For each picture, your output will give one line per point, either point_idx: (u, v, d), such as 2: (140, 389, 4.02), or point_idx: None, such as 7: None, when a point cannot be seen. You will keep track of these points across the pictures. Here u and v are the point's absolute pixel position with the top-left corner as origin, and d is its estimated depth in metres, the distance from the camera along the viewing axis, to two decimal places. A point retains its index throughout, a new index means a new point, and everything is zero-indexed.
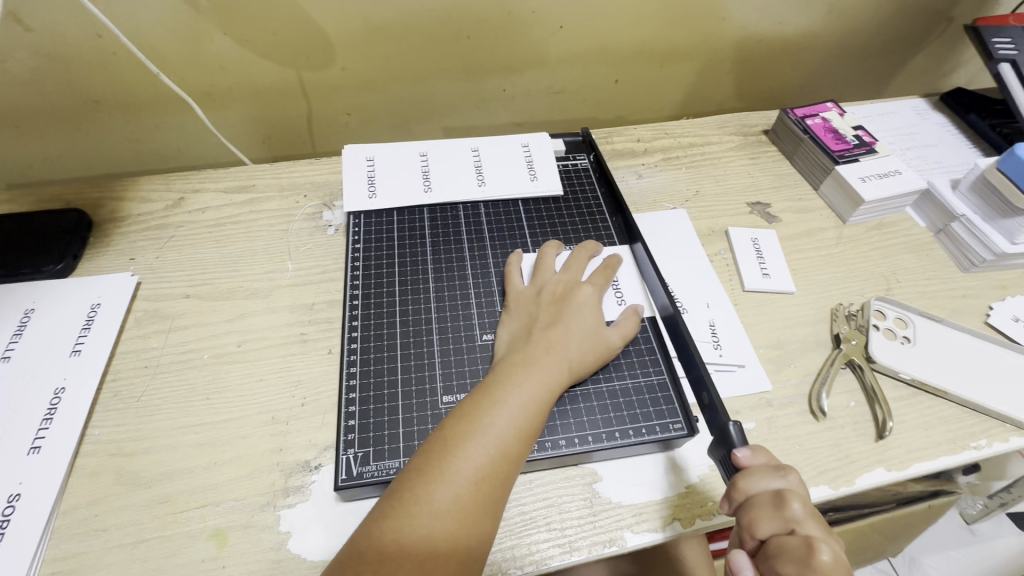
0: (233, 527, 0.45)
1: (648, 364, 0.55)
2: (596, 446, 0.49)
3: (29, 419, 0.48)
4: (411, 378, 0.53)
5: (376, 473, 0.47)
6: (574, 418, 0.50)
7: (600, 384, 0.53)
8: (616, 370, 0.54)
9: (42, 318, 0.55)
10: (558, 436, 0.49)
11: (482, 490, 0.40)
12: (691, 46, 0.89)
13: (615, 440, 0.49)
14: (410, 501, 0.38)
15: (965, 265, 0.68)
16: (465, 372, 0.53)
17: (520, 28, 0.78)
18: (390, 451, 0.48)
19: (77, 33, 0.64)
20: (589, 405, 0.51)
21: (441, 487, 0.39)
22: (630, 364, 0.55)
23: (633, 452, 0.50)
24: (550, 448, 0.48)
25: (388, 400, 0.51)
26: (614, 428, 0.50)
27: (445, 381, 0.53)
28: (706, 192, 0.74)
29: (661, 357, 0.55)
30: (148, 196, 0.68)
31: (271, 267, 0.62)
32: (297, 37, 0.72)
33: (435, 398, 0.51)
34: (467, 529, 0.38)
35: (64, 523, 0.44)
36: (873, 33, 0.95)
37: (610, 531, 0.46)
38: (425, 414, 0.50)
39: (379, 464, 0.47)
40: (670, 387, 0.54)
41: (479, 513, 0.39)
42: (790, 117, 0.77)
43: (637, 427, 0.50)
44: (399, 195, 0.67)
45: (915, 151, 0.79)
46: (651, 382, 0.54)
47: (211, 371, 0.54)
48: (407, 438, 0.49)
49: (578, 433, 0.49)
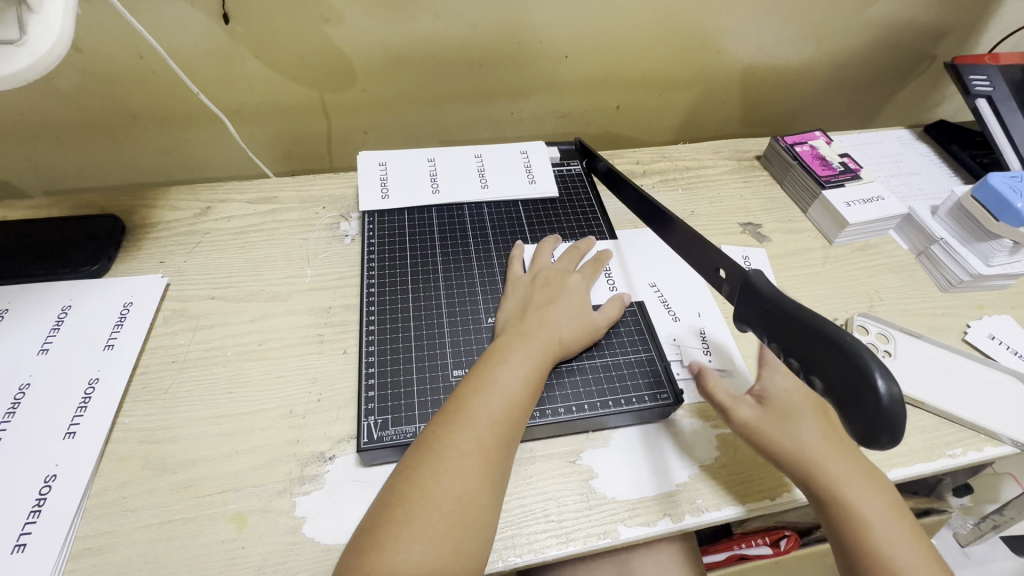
0: (252, 511, 0.48)
1: (637, 342, 0.60)
2: (595, 413, 0.53)
3: (65, 407, 0.52)
4: (424, 354, 0.57)
5: (395, 437, 0.51)
6: (571, 388, 0.55)
7: (594, 360, 0.58)
8: (608, 347, 0.59)
9: (78, 314, 0.59)
10: (558, 404, 0.54)
11: (500, 431, 0.45)
12: (688, 76, 0.94)
13: (609, 408, 0.54)
14: (439, 445, 0.43)
15: (944, 285, 0.72)
16: (473, 350, 0.57)
17: (528, 56, 0.84)
18: (407, 418, 0.52)
19: (121, 53, 0.70)
20: (584, 377, 0.56)
21: (463, 433, 0.44)
22: (621, 343, 0.59)
23: (625, 419, 0.55)
24: (550, 415, 0.53)
25: (404, 374, 0.55)
26: (608, 397, 0.55)
27: (455, 357, 0.57)
28: (701, 212, 0.79)
29: (649, 337, 0.60)
30: (177, 205, 0.73)
31: (291, 273, 0.66)
32: (322, 61, 0.77)
33: (446, 372, 0.55)
34: (492, 465, 0.43)
35: (95, 503, 0.48)
36: (861, 67, 1.01)
37: (604, 524, 0.49)
38: (438, 387, 0.54)
39: (397, 429, 0.51)
40: (657, 362, 0.58)
41: (499, 450, 0.44)
42: (780, 144, 0.82)
43: (628, 397, 0.55)
44: (409, 196, 0.71)
45: (899, 178, 0.84)
46: (640, 358, 0.58)
47: (234, 367, 0.57)
48: (422, 406, 0.53)
49: (575, 402, 0.54)
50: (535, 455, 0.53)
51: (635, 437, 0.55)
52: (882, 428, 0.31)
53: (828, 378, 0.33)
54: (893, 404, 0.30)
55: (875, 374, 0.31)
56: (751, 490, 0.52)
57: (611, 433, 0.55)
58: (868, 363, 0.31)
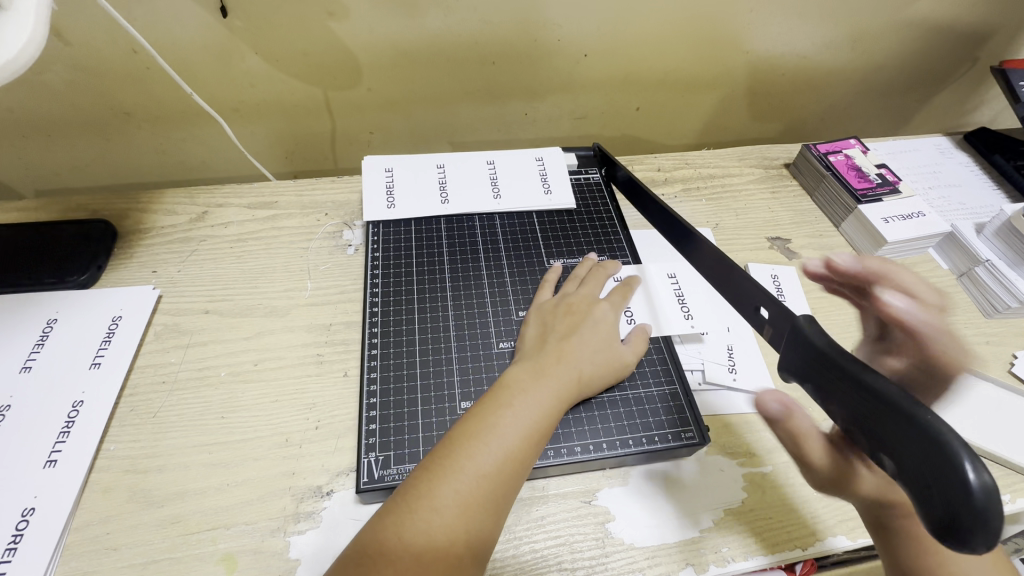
0: (243, 552, 0.45)
1: (660, 374, 0.55)
2: (611, 453, 0.49)
3: (47, 432, 0.49)
4: (430, 383, 0.53)
5: (397, 476, 0.47)
6: (589, 425, 0.51)
7: (614, 393, 0.53)
8: (629, 379, 0.54)
9: (63, 330, 0.55)
10: (574, 442, 0.50)
11: (510, 466, 0.42)
12: (713, 77, 0.89)
13: (629, 447, 0.50)
14: (446, 462, 0.41)
15: (989, 310, 0.67)
16: (482, 379, 0.53)
17: (545, 55, 0.79)
18: (410, 455, 0.48)
19: (113, 48, 0.66)
20: (603, 412, 0.52)
21: (480, 449, 0.42)
22: (642, 374, 0.55)
23: (647, 458, 0.51)
24: (566, 454, 0.49)
25: (408, 405, 0.51)
26: (628, 435, 0.51)
27: (462, 387, 0.53)
28: (726, 225, 0.74)
29: (673, 368, 0.56)
30: (172, 209, 0.69)
31: (290, 286, 0.63)
32: (326, 58, 0.73)
33: (454, 404, 0.51)
34: (491, 498, 0.40)
35: (76, 540, 0.44)
36: (897, 69, 0.95)
37: (621, 574, 0.45)
38: (444, 420, 0.50)
39: (399, 468, 0.47)
40: (681, 397, 0.54)
41: (503, 485, 0.41)
42: (812, 153, 0.77)
43: (649, 434, 0.51)
44: (416, 206, 0.67)
45: (938, 191, 0.78)
46: (663, 391, 0.54)
47: (227, 390, 0.54)
48: (426, 443, 0.49)
49: (592, 440, 0.50)
50: (547, 493, 0.49)
51: (653, 473, 0.51)
52: (970, 526, 0.27)
53: (907, 460, 0.29)
54: (986, 497, 0.27)
55: (961, 459, 0.27)
56: (779, 539, 0.48)
57: (629, 470, 0.51)
58: (955, 448, 0.28)
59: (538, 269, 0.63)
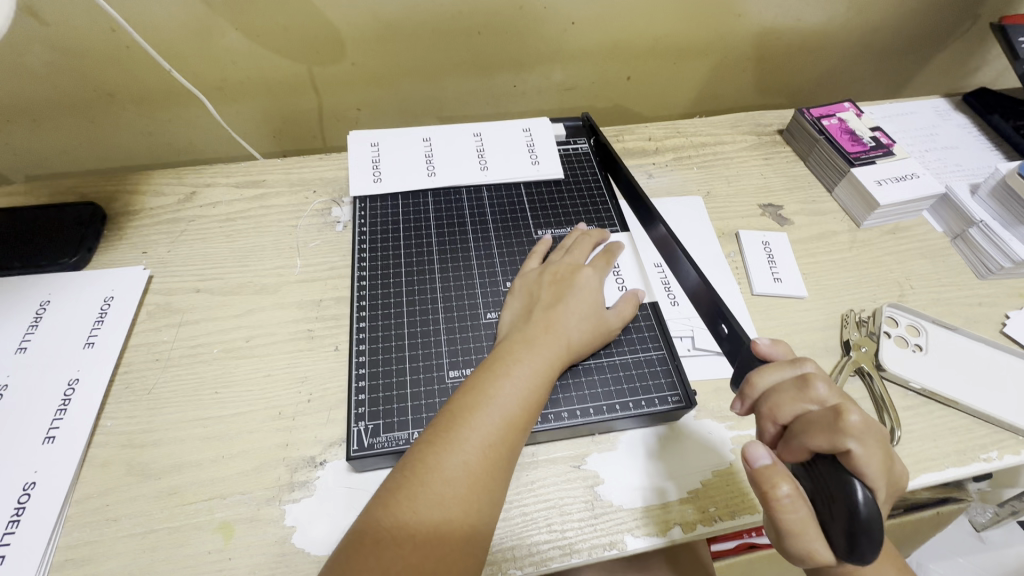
0: (240, 520, 0.46)
1: (648, 340, 0.56)
2: (599, 417, 0.50)
3: (44, 410, 0.49)
4: (418, 353, 0.53)
5: (387, 443, 0.48)
6: (576, 391, 0.51)
7: (601, 360, 0.54)
8: (616, 346, 0.55)
9: (56, 310, 0.56)
10: (561, 409, 0.50)
11: (512, 433, 0.43)
12: (705, 42, 0.87)
13: (616, 412, 0.51)
14: (449, 435, 0.41)
15: (982, 272, 0.66)
16: (470, 349, 0.53)
17: (532, 23, 0.77)
18: (399, 423, 0.49)
19: (92, 28, 0.65)
20: (591, 379, 0.52)
21: (477, 421, 0.42)
22: (630, 341, 0.55)
23: (636, 422, 0.52)
24: (553, 420, 0.50)
25: (396, 375, 0.52)
26: (615, 400, 0.51)
27: (451, 356, 0.53)
28: (717, 193, 0.73)
29: (660, 334, 0.56)
30: (160, 190, 0.69)
31: (280, 263, 0.63)
32: (308, 33, 0.72)
33: (442, 373, 0.52)
34: (497, 467, 0.41)
35: (77, 511, 0.46)
36: (896, 30, 0.93)
37: (610, 534, 0.46)
38: (432, 389, 0.51)
39: (389, 436, 0.48)
40: (669, 362, 0.54)
41: (507, 451, 0.42)
42: (805, 117, 0.76)
43: (637, 399, 0.52)
44: (402, 180, 0.67)
45: (934, 153, 0.77)
46: (650, 357, 0.54)
47: (220, 365, 0.54)
48: (415, 411, 0.50)
49: (580, 406, 0.51)
50: (536, 459, 0.50)
51: (646, 438, 0.52)
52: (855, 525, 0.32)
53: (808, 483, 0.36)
54: (869, 514, 0.32)
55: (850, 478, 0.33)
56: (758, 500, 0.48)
57: (618, 436, 0.52)
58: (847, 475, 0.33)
59: (526, 239, 0.63)
